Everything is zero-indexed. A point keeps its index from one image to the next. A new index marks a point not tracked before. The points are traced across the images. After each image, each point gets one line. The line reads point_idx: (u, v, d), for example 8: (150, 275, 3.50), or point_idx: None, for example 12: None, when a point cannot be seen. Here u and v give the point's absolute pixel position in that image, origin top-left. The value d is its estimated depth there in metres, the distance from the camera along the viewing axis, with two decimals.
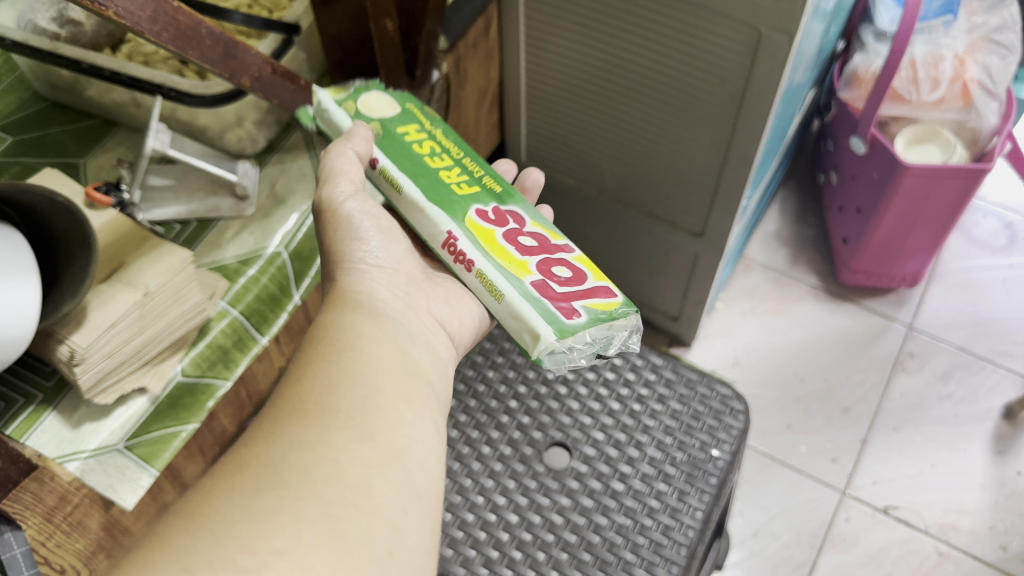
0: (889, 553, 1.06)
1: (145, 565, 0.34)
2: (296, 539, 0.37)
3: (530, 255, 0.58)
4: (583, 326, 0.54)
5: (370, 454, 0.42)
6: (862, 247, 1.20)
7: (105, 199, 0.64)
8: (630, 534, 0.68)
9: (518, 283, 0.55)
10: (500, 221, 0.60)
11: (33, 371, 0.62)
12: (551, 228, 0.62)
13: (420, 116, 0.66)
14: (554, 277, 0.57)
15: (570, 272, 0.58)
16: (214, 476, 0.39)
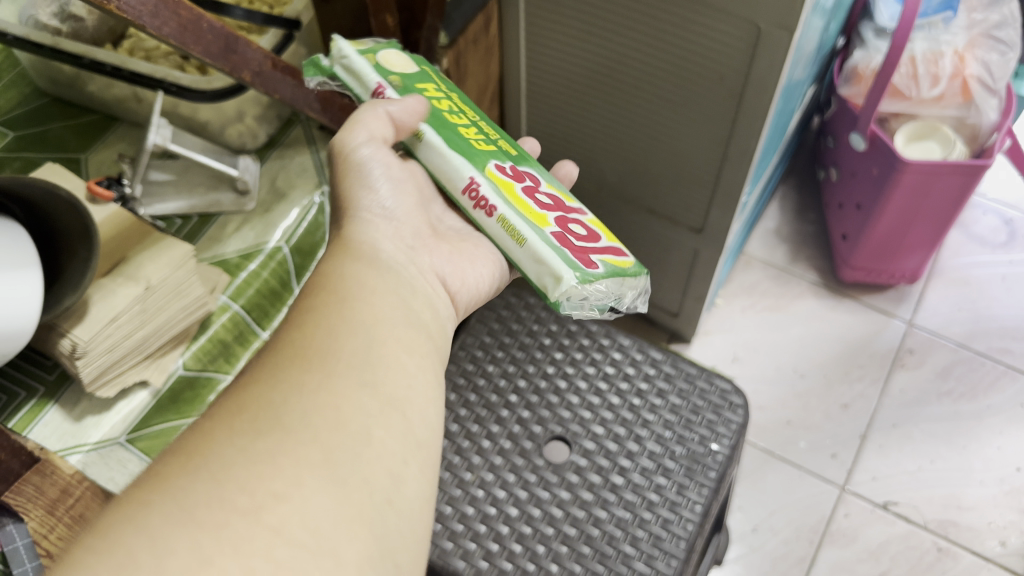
0: (887, 548, 1.06)
1: (140, 504, 0.35)
2: (295, 482, 0.37)
3: (547, 210, 0.59)
4: (600, 275, 0.56)
5: (371, 404, 0.42)
6: (862, 243, 1.20)
7: (107, 194, 0.64)
8: (629, 527, 0.69)
9: (541, 233, 0.56)
10: (518, 176, 0.61)
11: (35, 365, 0.63)
12: (559, 190, 0.65)
13: (436, 77, 0.66)
14: (572, 233, 0.59)
15: (584, 231, 0.61)
16: (212, 417, 0.40)
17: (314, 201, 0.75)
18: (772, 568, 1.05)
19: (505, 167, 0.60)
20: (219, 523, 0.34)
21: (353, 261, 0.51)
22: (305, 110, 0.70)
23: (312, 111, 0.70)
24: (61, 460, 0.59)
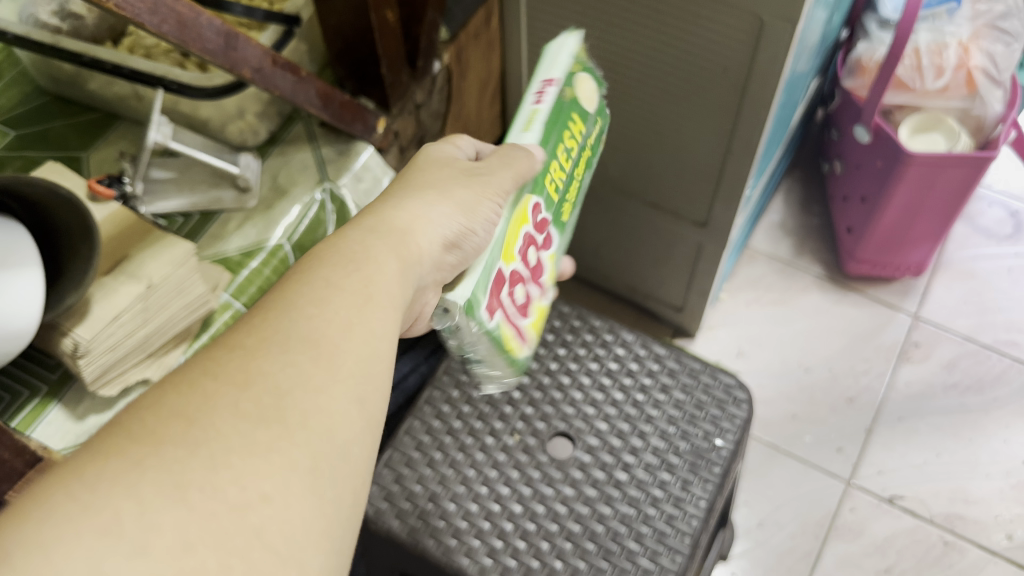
0: (893, 542, 1.06)
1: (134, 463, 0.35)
2: (282, 486, 0.37)
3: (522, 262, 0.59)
4: (489, 330, 0.54)
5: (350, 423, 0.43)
6: (868, 236, 1.19)
7: (108, 192, 0.64)
8: (634, 523, 0.69)
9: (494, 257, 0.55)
10: (540, 229, 0.61)
11: (38, 363, 0.63)
12: (553, 267, 0.65)
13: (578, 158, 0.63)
14: (512, 291, 0.58)
15: (522, 298, 0.60)
16: (217, 378, 0.40)
17: (316, 199, 0.74)
18: (777, 563, 1.05)
19: (542, 221, 0.60)
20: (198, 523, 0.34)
21: (385, 254, 0.50)
22: (306, 106, 0.69)
23: (313, 107, 0.70)
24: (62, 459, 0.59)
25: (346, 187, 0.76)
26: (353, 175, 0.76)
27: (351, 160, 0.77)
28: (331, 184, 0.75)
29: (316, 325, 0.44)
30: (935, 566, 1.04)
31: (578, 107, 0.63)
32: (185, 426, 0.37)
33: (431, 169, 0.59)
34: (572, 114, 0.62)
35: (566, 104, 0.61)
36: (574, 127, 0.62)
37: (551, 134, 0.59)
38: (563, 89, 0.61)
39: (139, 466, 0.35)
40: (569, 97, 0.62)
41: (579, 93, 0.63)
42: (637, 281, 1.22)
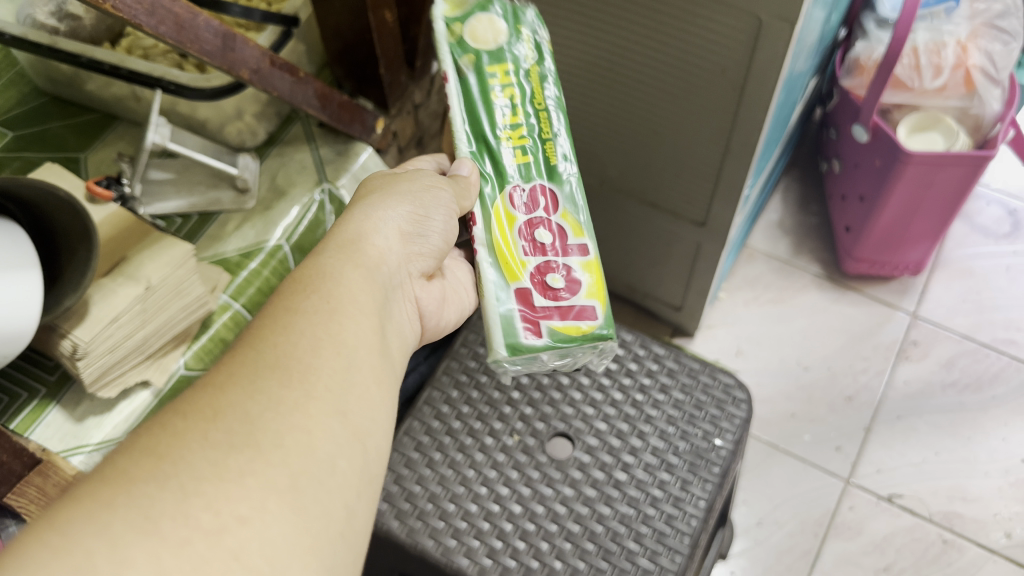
0: (892, 540, 1.06)
1: (102, 505, 0.35)
2: (259, 507, 0.37)
3: (534, 257, 0.61)
4: (539, 347, 0.58)
5: (341, 432, 0.43)
6: (865, 234, 1.19)
7: (106, 193, 0.64)
8: (633, 523, 0.69)
9: (502, 284, 0.59)
10: (533, 206, 0.61)
11: (36, 365, 0.63)
12: (582, 221, 0.62)
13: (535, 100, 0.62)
14: (540, 286, 0.60)
15: (563, 283, 0.60)
16: (188, 417, 0.40)
17: (314, 199, 0.74)
18: (777, 562, 1.05)
19: (523, 199, 0.61)
20: (180, 541, 0.35)
21: (349, 271, 0.51)
22: (304, 107, 0.69)
23: (312, 108, 0.70)
24: (62, 461, 0.59)
25: (345, 188, 0.76)
26: (352, 175, 0.77)
27: (349, 160, 0.77)
28: (329, 185, 0.76)
29: (289, 357, 0.44)
30: (934, 565, 1.04)
31: (487, 58, 0.61)
32: (156, 464, 0.37)
33: (384, 180, 0.59)
34: (485, 75, 0.61)
35: (471, 76, 0.61)
36: (496, 81, 0.61)
37: (469, 127, 0.61)
38: (461, 62, 0.61)
39: (111, 506, 0.35)
40: (471, 64, 0.61)
41: (482, 44, 0.61)
42: (636, 281, 1.22)
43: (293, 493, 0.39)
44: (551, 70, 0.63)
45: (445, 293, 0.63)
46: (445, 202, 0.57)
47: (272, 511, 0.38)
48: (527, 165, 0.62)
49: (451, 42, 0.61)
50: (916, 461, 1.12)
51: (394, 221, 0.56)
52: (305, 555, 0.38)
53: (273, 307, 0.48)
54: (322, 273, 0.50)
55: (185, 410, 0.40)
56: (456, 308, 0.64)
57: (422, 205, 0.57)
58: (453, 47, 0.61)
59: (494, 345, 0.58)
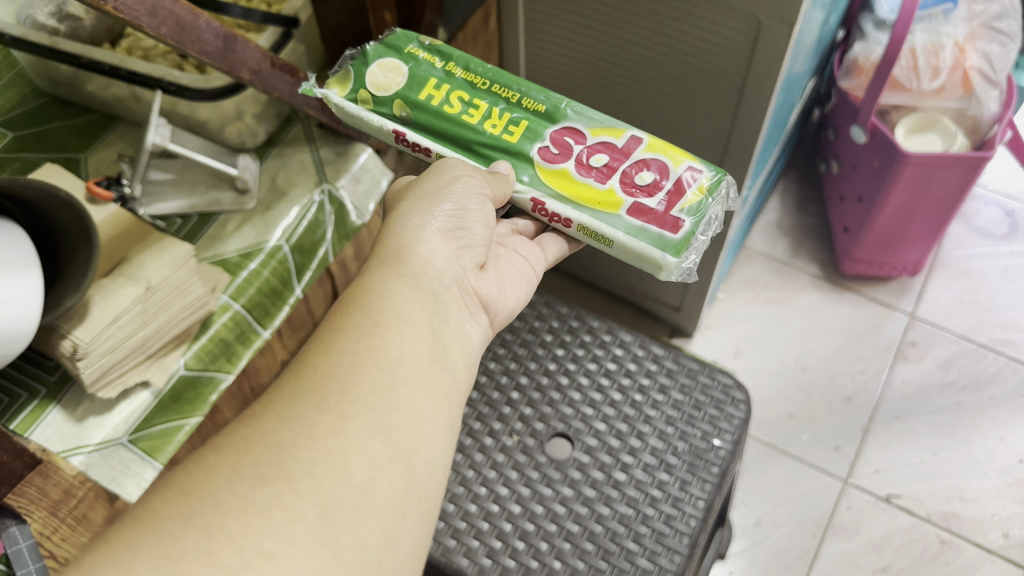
0: (891, 540, 1.06)
1: (126, 545, 0.35)
2: (286, 541, 0.37)
3: (611, 181, 0.64)
4: (690, 234, 0.62)
5: (380, 452, 0.42)
6: (864, 236, 1.20)
7: (107, 194, 0.64)
8: (632, 524, 0.69)
9: (621, 219, 0.63)
10: (569, 150, 0.66)
11: (37, 366, 0.62)
12: (609, 124, 0.67)
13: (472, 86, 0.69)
14: (642, 193, 0.64)
15: (654, 173, 0.64)
16: (222, 449, 0.40)
17: (314, 200, 0.74)
18: (775, 562, 1.05)
19: (557, 155, 0.65)
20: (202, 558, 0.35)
21: (393, 282, 0.51)
22: (305, 109, 0.70)
23: (312, 110, 0.70)
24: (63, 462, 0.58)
25: (344, 189, 0.76)
26: (351, 176, 0.77)
27: (349, 161, 0.77)
28: (329, 185, 0.75)
29: (333, 377, 0.44)
30: (932, 565, 1.04)
31: (404, 93, 0.68)
32: (184, 501, 0.37)
33: (410, 187, 0.59)
34: (420, 106, 0.68)
35: (414, 118, 0.68)
36: (429, 100, 0.68)
37: (458, 152, 0.66)
38: (395, 115, 0.68)
39: (132, 547, 0.35)
40: (402, 109, 0.68)
41: (391, 89, 0.69)
42: (633, 282, 1.21)
43: (324, 524, 0.38)
44: (461, 58, 0.70)
45: (510, 285, 0.61)
46: (473, 188, 0.58)
47: (303, 541, 0.37)
48: (521, 124, 0.67)
49: (375, 111, 0.69)
50: (914, 462, 1.12)
51: (433, 223, 0.56)
52: (318, 550, 0.37)
53: (323, 330, 0.48)
54: (366, 289, 0.51)
55: (221, 444, 0.41)
56: (522, 287, 0.62)
57: (458, 202, 0.57)
58: (377, 112, 0.69)
59: (664, 261, 0.61)
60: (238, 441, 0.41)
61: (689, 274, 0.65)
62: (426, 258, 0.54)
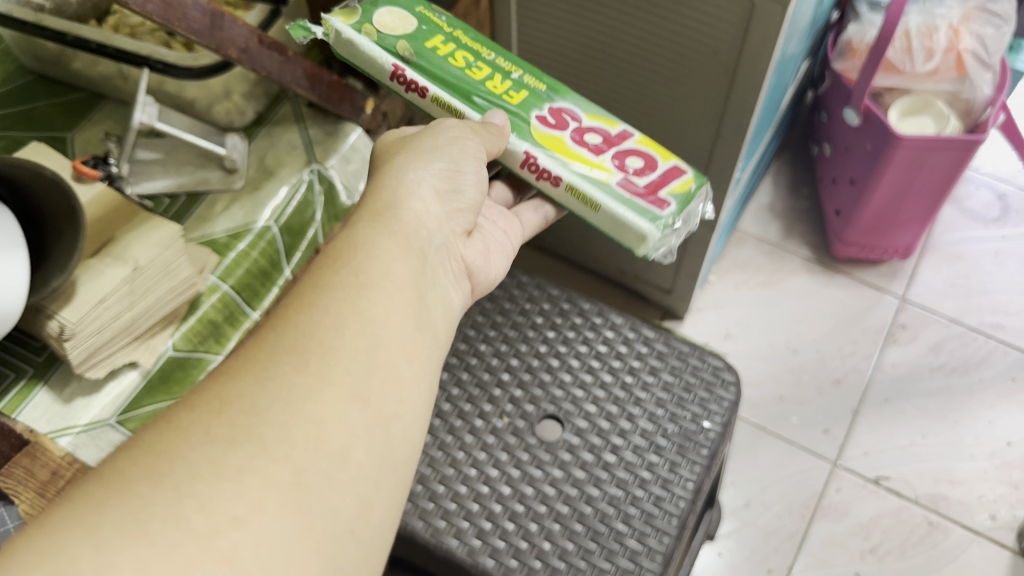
0: (879, 522, 1.07)
1: (93, 507, 0.34)
2: (256, 509, 0.36)
3: (604, 156, 0.65)
4: (676, 213, 0.63)
5: (357, 421, 0.41)
6: (856, 218, 1.19)
7: (93, 173, 0.63)
8: (621, 505, 0.69)
9: (610, 187, 0.63)
10: (564, 122, 0.66)
11: (24, 346, 0.62)
12: (603, 113, 0.68)
13: (478, 52, 0.68)
14: (632, 172, 0.64)
15: (643, 162, 0.66)
16: (194, 408, 0.39)
17: (304, 179, 0.73)
18: (764, 543, 1.06)
19: (561, 123, 0.66)
20: (176, 518, 0.34)
21: (382, 239, 0.50)
22: (294, 87, 0.68)
23: (301, 89, 0.69)
24: (51, 443, 0.58)
25: (334, 168, 0.76)
26: (341, 155, 0.76)
27: (339, 141, 0.77)
28: (319, 165, 0.75)
29: (309, 335, 0.43)
30: (920, 546, 1.05)
31: (412, 36, 0.66)
32: (155, 462, 0.37)
33: (402, 142, 0.59)
34: (426, 50, 0.66)
35: (418, 58, 0.65)
36: (436, 48, 0.66)
37: (458, 94, 0.64)
38: (398, 50, 0.65)
39: (102, 508, 0.34)
40: (407, 45, 0.65)
41: (398, 28, 0.66)
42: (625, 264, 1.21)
43: (298, 493, 0.37)
44: (466, 29, 0.70)
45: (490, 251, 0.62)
46: (472, 149, 0.58)
47: (275, 508, 0.36)
48: (525, 94, 0.67)
49: (378, 44, 0.65)
50: (904, 443, 1.13)
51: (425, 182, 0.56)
52: (290, 518, 0.37)
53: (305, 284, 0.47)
54: (353, 244, 0.50)
55: (192, 402, 0.40)
56: (501, 258, 0.64)
57: (453, 158, 0.57)
58: (377, 44, 0.65)
59: (649, 230, 0.61)
60: (211, 397, 0.40)
61: (667, 253, 0.66)
62: (416, 217, 0.54)
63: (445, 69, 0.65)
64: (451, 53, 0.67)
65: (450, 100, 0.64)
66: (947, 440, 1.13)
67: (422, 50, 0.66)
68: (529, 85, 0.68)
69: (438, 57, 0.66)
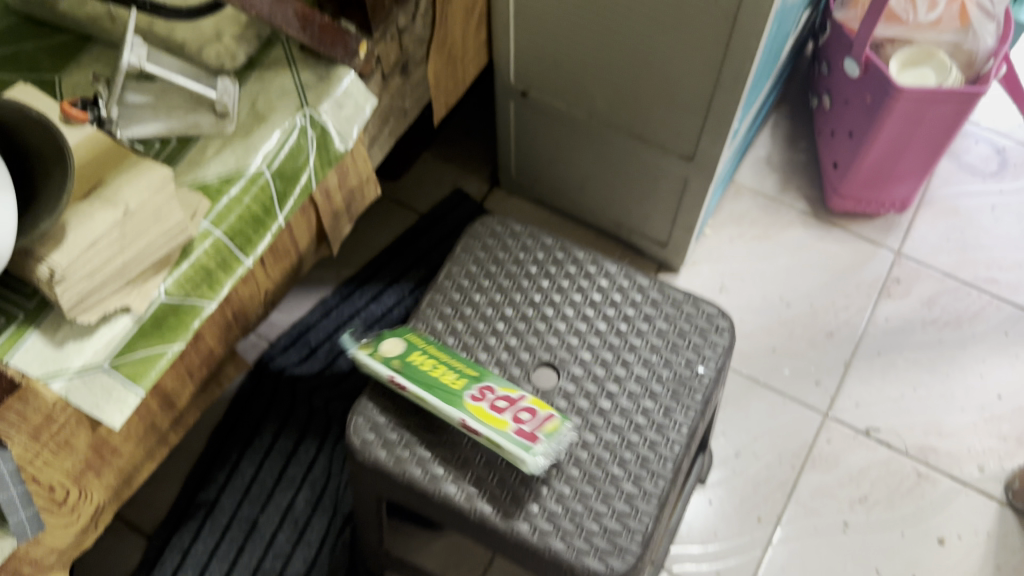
0: (867, 473, 1.08)
1: None
2: None
3: (502, 411, 0.68)
4: (547, 443, 0.66)
5: None
6: (853, 171, 1.18)
7: (81, 115, 0.62)
8: (617, 450, 0.70)
9: (508, 433, 0.66)
10: (482, 394, 0.69)
11: (13, 290, 0.61)
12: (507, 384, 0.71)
13: (439, 351, 0.72)
14: (522, 420, 0.67)
15: (529, 415, 0.68)
16: None
17: (296, 124, 0.72)
18: (754, 492, 1.07)
19: (485, 392, 0.69)
20: None
21: None
22: (282, 28, 0.67)
23: (290, 30, 0.68)
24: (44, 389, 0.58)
25: (327, 113, 0.73)
26: (334, 101, 0.74)
27: (332, 86, 0.74)
28: (311, 110, 0.73)
29: None
30: (908, 497, 1.06)
31: (404, 354, 0.71)
32: None
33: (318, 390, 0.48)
34: (414, 362, 0.71)
35: (407, 367, 0.70)
36: (421, 360, 0.71)
37: (434, 390, 0.68)
38: (392, 365, 0.70)
39: None
40: (399, 361, 0.70)
41: (395, 351, 0.71)
42: (620, 216, 1.20)
43: None
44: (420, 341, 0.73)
45: None
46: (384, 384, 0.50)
47: None
48: (481, 372, 0.71)
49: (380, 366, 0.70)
50: (894, 396, 1.14)
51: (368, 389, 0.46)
52: None
53: None
54: None
55: None
56: None
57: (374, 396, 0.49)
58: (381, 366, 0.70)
59: (528, 462, 0.64)
60: None
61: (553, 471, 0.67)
62: None
63: (424, 373, 0.69)
64: (420, 350, 0.72)
65: (422, 391, 0.68)
66: (937, 392, 1.14)
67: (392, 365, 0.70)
68: (471, 364, 0.72)
69: (410, 361, 0.70)
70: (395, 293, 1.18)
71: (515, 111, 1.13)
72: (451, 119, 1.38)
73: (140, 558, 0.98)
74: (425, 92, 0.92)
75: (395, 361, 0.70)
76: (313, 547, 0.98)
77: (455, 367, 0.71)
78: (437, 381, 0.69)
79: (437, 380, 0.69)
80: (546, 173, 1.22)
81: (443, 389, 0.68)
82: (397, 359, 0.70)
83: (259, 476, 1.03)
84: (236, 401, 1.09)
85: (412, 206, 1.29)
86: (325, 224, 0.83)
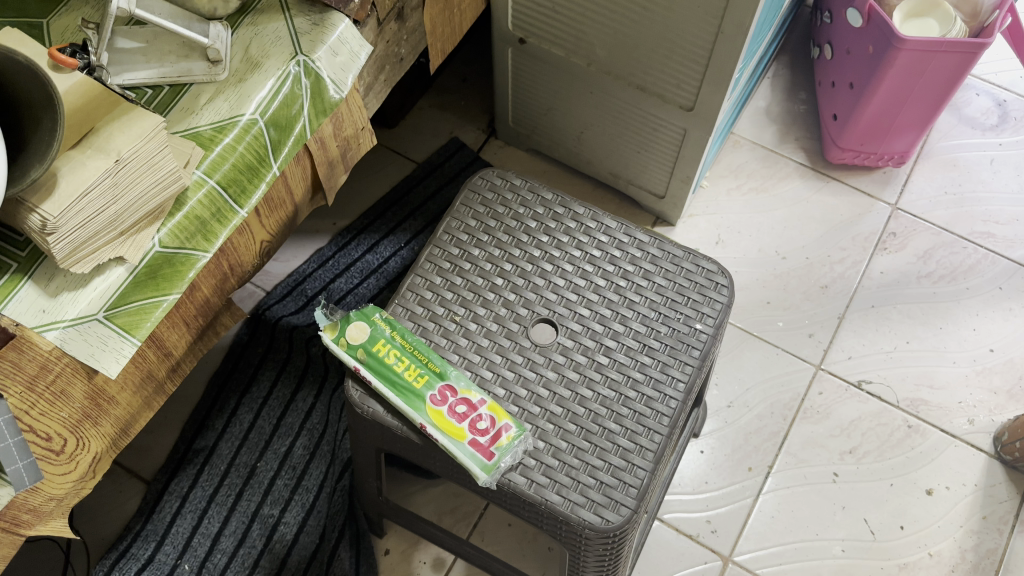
0: (858, 424, 1.09)
1: None
2: None
3: (460, 419, 0.68)
4: (496, 461, 0.66)
5: None
6: (853, 124, 1.17)
7: (71, 61, 0.61)
8: (613, 406, 0.71)
9: (462, 446, 0.67)
10: (442, 396, 0.69)
11: (7, 241, 0.61)
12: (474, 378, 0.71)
13: (406, 341, 0.72)
14: (476, 431, 0.68)
15: (485, 421, 0.68)
16: None
17: (289, 72, 0.71)
18: (746, 442, 1.08)
19: (446, 393, 0.69)
20: None
21: None
22: None
23: None
24: (38, 338, 0.59)
25: (321, 61, 0.72)
26: (329, 48, 0.72)
27: (326, 32, 0.72)
28: (305, 57, 0.71)
29: None
30: (898, 448, 1.07)
31: (370, 343, 0.71)
32: None
33: None
34: (379, 353, 0.71)
35: (371, 358, 0.71)
36: (386, 353, 0.71)
37: (396, 386, 0.70)
38: (356, 353, 0.71)
39: None
40: (364, 351, 0.71)
41: (360, 339, 0.71)
42: (617, 167, 1.19)
43: None
44: (392, 324, 0.73)
45: None
46: None
47: None
48: (443, 365, 0.70)
49: (344, 353, 0.71)
50: (887, 349, 1.14)
51: None
52: None
53: None
54: None
55: None
56: None
57: None
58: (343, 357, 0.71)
59: (478, 477, 0.66)
60: None
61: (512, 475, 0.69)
62: None
63: (388, 366, 0.70)
64: (388, 339, 0.71)
65: (381, 385, 0.70)
66: (931, 345, 1.14)
67: (362, 357, 0.71)
68: (435, 358, 0.71)
69: (375, 353, 0.71)
70: (391, 244, 1.18)
71: (513, 58, 1.11)
72: (447, 67, 1.36)
73: (139, 504, 0.99)
74: (421, 39, 0.90)
75: (363, 354, 0.71)
76: (312, 492, 0.99)
77: (411, 364, 0.70)
78: (401, 380, 0.70)
79: (402, 378, 0.70)
80: (543, 122, 1.21)
81: (405, 393, 0.69)
82: (361, 350, 0.71)
83: (258, 423, 1.04)
84: (233, 349, 1.09)
85: (408, 155, 1.28)
86: (320, 172, 0.82)
